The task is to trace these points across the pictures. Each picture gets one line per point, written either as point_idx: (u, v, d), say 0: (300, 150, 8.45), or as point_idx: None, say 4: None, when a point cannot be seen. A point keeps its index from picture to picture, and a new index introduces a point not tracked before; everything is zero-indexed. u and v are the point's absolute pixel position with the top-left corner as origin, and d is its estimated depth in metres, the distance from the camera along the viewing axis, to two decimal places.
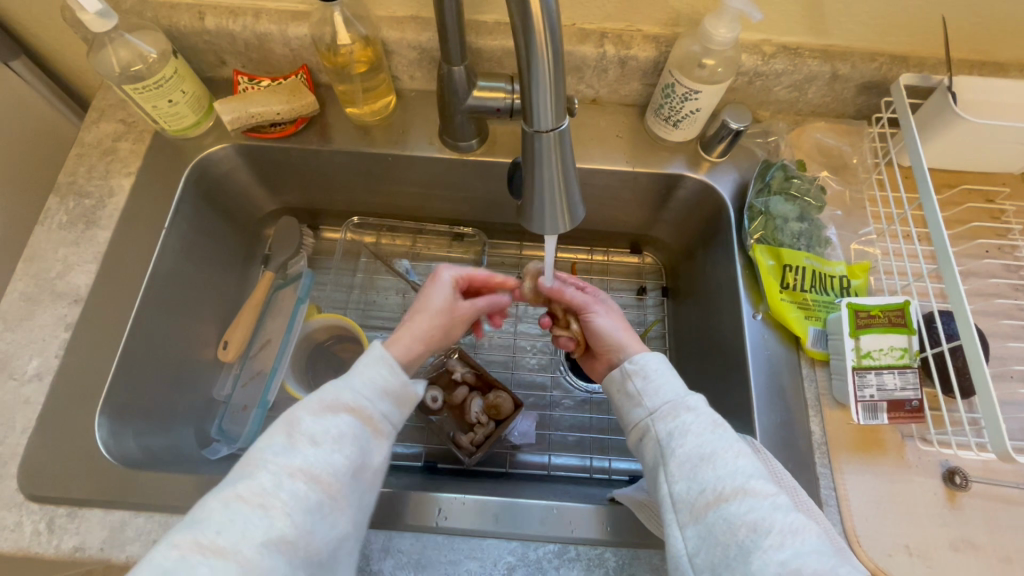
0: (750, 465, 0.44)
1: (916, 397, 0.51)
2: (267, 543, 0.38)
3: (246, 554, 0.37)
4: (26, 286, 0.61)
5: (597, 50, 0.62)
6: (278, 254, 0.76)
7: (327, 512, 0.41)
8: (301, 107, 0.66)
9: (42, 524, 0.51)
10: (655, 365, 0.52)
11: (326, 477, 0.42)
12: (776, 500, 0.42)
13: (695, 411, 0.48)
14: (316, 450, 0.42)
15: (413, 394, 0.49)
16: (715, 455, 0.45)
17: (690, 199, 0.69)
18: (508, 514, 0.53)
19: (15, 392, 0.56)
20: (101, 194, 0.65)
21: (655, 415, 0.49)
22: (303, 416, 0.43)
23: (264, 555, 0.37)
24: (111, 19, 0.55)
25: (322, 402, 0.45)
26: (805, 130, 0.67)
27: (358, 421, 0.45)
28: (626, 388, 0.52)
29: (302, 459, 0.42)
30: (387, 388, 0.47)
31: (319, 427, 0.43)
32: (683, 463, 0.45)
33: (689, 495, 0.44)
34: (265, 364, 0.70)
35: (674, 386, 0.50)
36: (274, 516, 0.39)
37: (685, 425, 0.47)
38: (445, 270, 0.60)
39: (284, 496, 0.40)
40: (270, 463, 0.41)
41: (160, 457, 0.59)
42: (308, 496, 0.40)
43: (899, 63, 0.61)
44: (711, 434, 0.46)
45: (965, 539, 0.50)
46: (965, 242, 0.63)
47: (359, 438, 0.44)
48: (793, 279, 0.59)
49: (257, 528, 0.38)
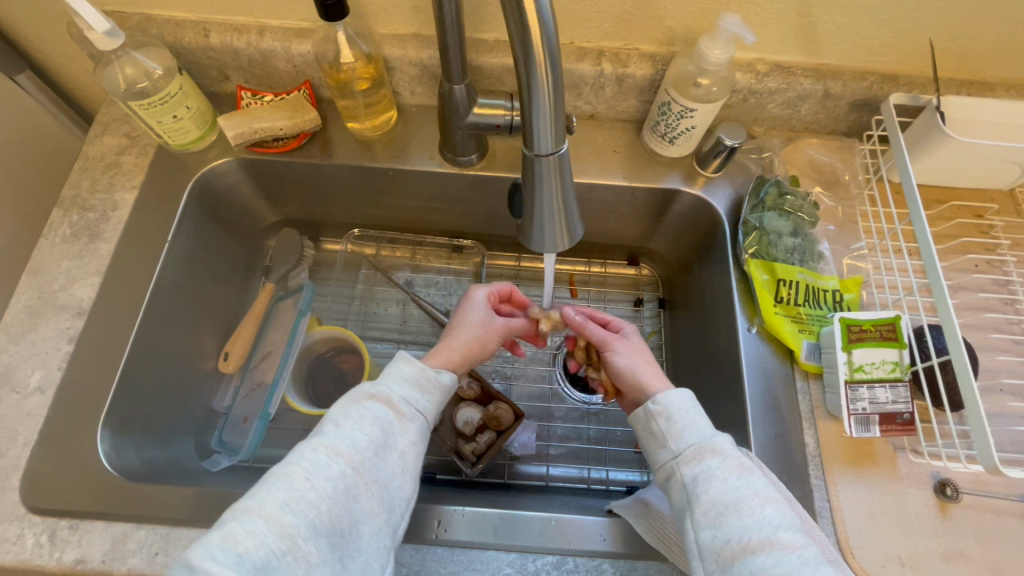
0: (777, 515, 0.44)
1: (907, 410, 0.52)
2: (288, 503, 0.41)
3: (271, 513, 0.41)
4: (30, 299, 0.61)
5: (594, 68, 0.63)
6: (279, 265, 0.78)
7: (351, 484, 0.44)
8: (303, 122, 0.67)
9: (44, 537, 0.51)
10: (680, 405, 0.51)
11: (347, 451, 0.45)
12: (804, 553, 0.42)
13: (721, 454, 0.48)
14: (339, 429, 0.46)
15: (440, 384, 0.53)
16: (741, 505, 0.45)
17: (687, 212, 0.70)
18: (508, 526, 0.53)
19: (18, 405, 0.56)
20: (104, 207, 0.66)
21: (681, 458, 0.48)
22: (333, 408, 0.49)
23: (286, 512, 0.41)
24: (119, 37, 0.56)
25: (354, 394, 0.49)
26: (798, 147, 0.69)
27: (380, 406, 0.49)
28: (652, 428, 0.51)
29: (324, 436, 0.46)
30: (410, 379, 0.51)
31: (342, 413, 0.48)
32: (709, 510, 0.45)
33: (715, 544, 0.44)
34: (265, 377, 0.70)
35: (698, 427, 0.50)
36: (297, 482, 0.43)
37: (711, 470, 0.47)
38: (476, 289, 0.65)
39: (306, 464, 0.44)
40: (301, 444, 0.46)
41: (160, 469, 0.59)
42: (331, 465, 0.44)
43: (888, 82, 0.63)
44: (736, 481, 0.46)
45: (957, 550, 0.51)
46: (954, 257, 0.64)
47: (381, 421, 0.48)
48: (787, 293, 0.60)
49: (280, 491, 0.42)
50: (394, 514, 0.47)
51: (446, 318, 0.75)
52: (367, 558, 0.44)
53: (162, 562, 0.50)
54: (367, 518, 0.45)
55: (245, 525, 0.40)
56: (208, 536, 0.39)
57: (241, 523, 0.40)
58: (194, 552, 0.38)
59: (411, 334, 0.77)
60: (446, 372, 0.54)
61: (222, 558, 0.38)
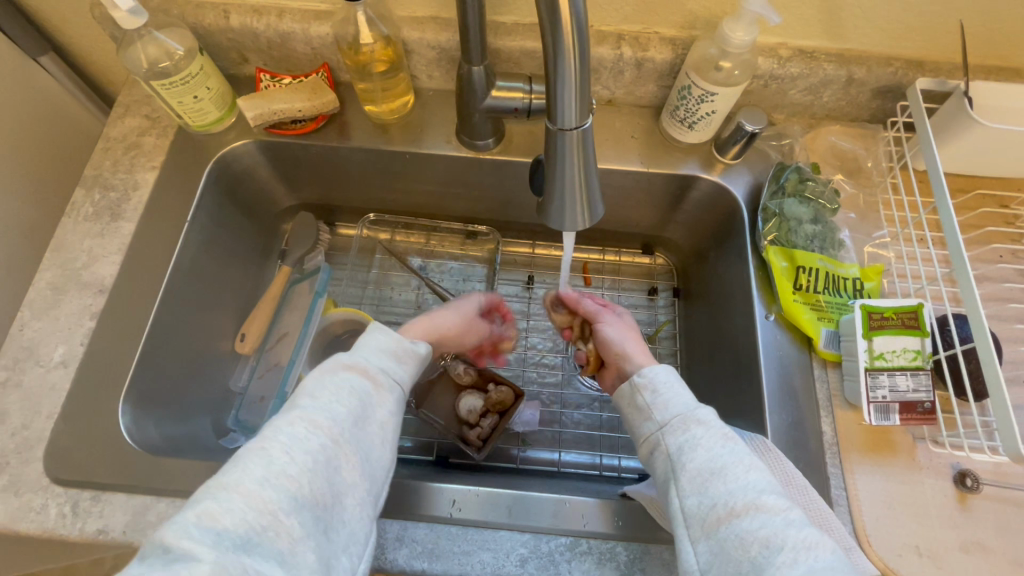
0: (761, 480, 0.43)
1: (929, 398, 0.52)
2: (267, 477, 0.40)
3: (249, 487, 0.39)
4: (53, 276, 0.62)
5: (614, 52, 0.63)
6: (295, 248, 0.77)
7: (331, 456, 0.44)
8: (322, 105, 0.67)
9: (67, 507, 0.52)
10: (665, 377, 0.51)
11: (325, 423, 0.45)
12: (789, 516, 0.41)
13: (705, 424, 0.47)
14: (315, 402, 0.46)
15: (414, 355, 0.54)
16: (726, 470, 0.44)
17: (704, 200, 0.69)
18: (520, 506, 0.54)
19: (42, 378, 0.57)
20: (126, 187, 0.67)
21: (665, 428, 0.48)
22: (307, 380, 0.48)
23: (265, 487, 0.40)
24: (143, 16, 0.56)
25: (322, 370, 0.49)
26: (820, 134, 0.68)
27: (356, 376, 0.49)
28: (637, 401, 0.51)
29: (300, 410, 0.45)
30: (385, 350, 0.52)
31: (317, 386, 0.47)
32: (694, 478, 0.44)
33: (700, 510, 0.43)
34: (282, 357, 0.72)
35: (683, 398, 0.50)
36: (275, 455, 0.42)
37: (695, 439, 0.46)
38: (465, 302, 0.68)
39: (284, 438, 0.43)
40: (276, 419, 0.45)
41: (179, 445, 0.60)
42: (310, 437, 0.43)
43: (915, 68, 0.61)
44: (721, 449, 0.45)
45: (976, 541, 0.50)
46: (978, 247, 0.63)
47: (357, 391, 0.48)
48: (806, 281, 0.59)
49: (258, 466, 0.41)
50: (375, 485, 0.47)
51: None
52: (352, 529, 0.44)
53: None
54: (349, 489, 0.44)
55: (223, 501, 0.38)
56: (182, 516, 0.37)
57: (219, 500, 0.38)
58: (168, 533, 0.36)
59: None
60: (423, 344, 0.56)
61: (200, 536, 0.37)
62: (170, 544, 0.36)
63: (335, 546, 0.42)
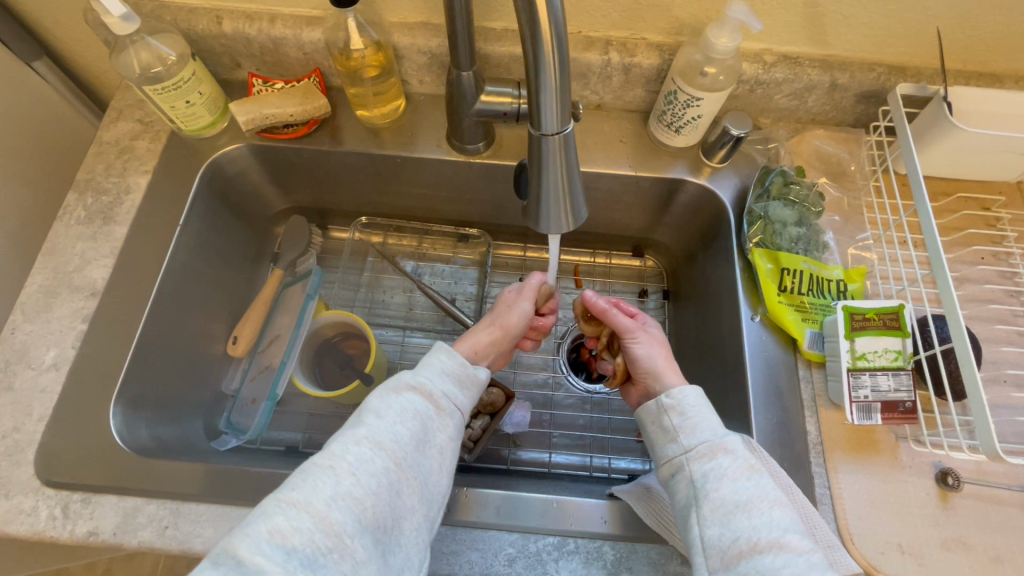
0: (786, 518, 0.44)
1: (909, 398, 0.53)
2: (334, 499, 0.42)
3: (317, 507, 0.41)
4: (45, 279, 0.63)
5: (601, 58, 0.64)
6: (286, 252, 0.78)
7: (394, 480, 0.45)
8: (313, 109, 0.67)
9: (58, 509, 0.52)
10: (693, 401, 0.52)
11: (390, 445, 0.46)
12: (812, 558, 0.42)
13: (734, 454, 0.48)
14: (380, 421, 0.47)
15: (475, 378, 0.54)
16: (751, 505, 0.45)
17: (691, 203, 0.70)
18: (510, 506, 0.54)
19: (33, 381, 0.58)
20: (118, 191, 0.67)
21: (691, 454, 0.49)
22: (372, 397, 0.49)
23: (333, 508, 0.42)
24: (134, 22, 0.57)
25: (388, 386, 0.50)
26: (805, 138, 0.69)
27: (419, 397, 0.50)
28: (662, 422, 0.52)
29: (367, 429, 0.46)
30: (449, 372, 0.52)
31: (383, 405, 0.48)
32: (717, 509, 0.45)
33: (721, 543, 0.44)
34: (274, 360, 0.72)
35: (711, 425, 0.50)
36: (342, 476, 0.43)
37: (721, 469, 0.47)
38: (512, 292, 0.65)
39: (350, 458, 0.44)
40: (343, 435, 0.46)
41: (170, 447, 0.60)
42: (375, 460, 0.45)
43: (896, 73, 0.63)
44: (747, 482, 0.46)
45: (957, 539, 0.51)
46: (959, 249, 0.65)
47: (420, 414, 0.49)
48: (791, 282, 0.60)
49: (326, 485, 0.42)
50: (433, 509, 0.48)
51: (452, 304, 0.76)
52: (408, 551, 0.45)
53: (171, 535, 0.52)
54: (409, 513, 0.46)
55: (292, 520, 0.40)
56: (254, 530, 0.40)
57: (288, 517, 0.40)
58: (242, 546, 0.39)
59: (417, 322, 0.78)
60: (483, 368, 0.56)
61: (271, 553, 0.39)
62: (243, 558, 0.39)
63: (392, 568, 0.44)
